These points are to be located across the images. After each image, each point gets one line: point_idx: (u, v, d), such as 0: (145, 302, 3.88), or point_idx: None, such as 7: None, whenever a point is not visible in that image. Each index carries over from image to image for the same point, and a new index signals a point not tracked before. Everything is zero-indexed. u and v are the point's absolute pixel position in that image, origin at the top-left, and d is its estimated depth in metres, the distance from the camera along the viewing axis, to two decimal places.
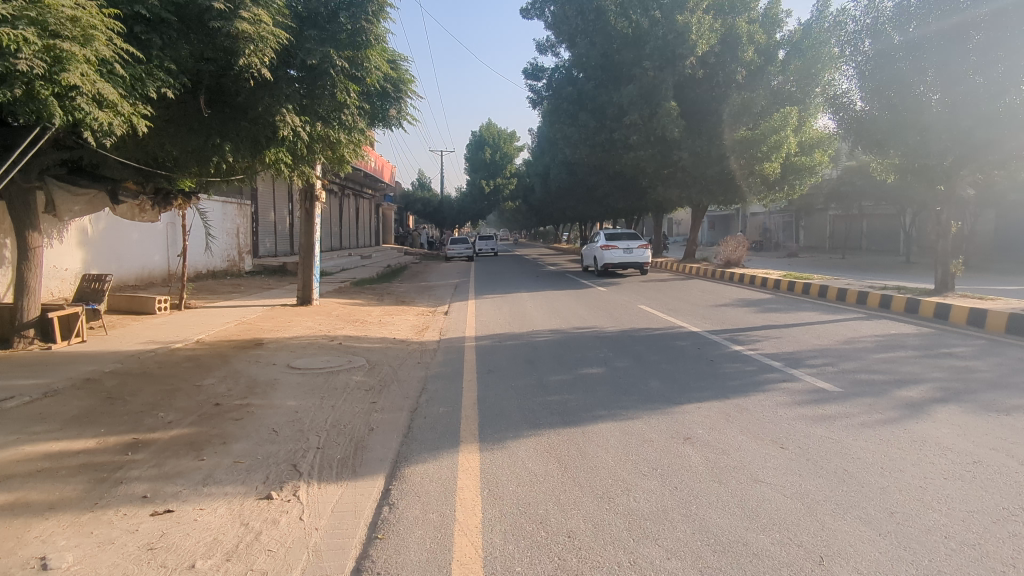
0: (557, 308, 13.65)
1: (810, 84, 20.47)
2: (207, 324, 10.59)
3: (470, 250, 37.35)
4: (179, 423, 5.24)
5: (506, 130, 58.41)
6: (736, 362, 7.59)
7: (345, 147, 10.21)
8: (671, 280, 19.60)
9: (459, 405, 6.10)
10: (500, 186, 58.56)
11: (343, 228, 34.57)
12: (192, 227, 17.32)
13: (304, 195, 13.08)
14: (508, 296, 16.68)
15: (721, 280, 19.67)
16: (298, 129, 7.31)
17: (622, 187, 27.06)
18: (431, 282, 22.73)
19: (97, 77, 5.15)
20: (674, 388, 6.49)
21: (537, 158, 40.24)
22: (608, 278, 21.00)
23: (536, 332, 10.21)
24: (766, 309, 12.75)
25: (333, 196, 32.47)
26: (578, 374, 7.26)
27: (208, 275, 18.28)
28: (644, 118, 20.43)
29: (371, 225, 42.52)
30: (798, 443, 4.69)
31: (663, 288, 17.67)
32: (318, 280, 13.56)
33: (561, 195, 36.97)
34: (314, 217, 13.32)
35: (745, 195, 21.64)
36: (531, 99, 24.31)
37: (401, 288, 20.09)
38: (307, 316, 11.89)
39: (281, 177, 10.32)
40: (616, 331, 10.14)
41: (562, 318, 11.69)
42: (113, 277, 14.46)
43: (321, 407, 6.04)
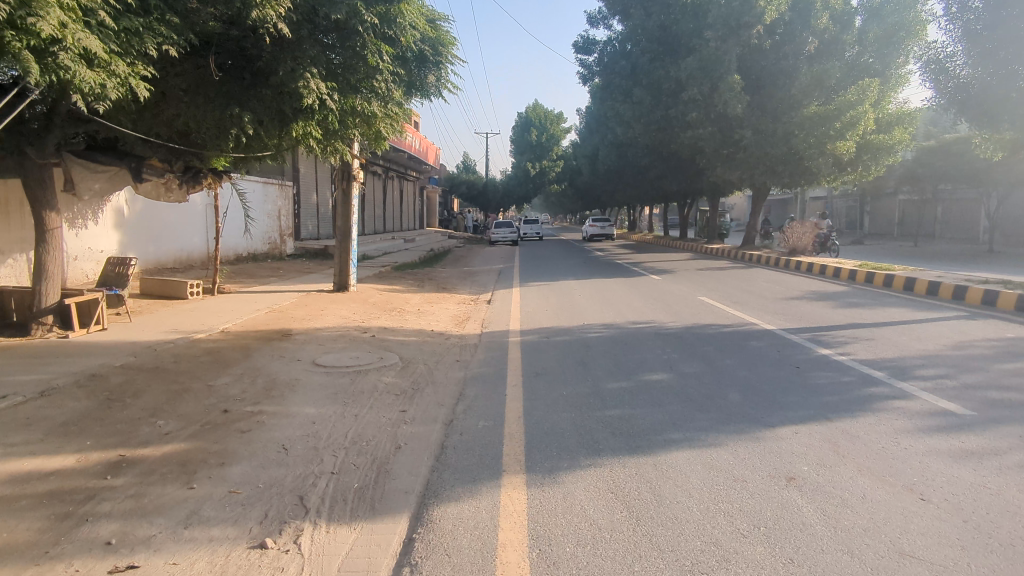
0: (609, 298, 12.59)
1: (891, 54, 18.60)
2: (236, 312, 9.98)
3: (515, 235, 36.43)
4: (175, 436, 4.48)
5: (553, 111, 57.11)
6: (829, 371, 6.44)
7: (381, 122, 9.44)
8: (731, 269, 18.25)
9: (503, 419, 5.18)
10: (546, 169, 57.36)
11: (386, 211, 34.10)
12: (231, 209, 16.88)
13: (341, 174, 12.41)
14: (555, 284, 15.68)
15: (786, 269, 18.17)
16: (323, 96, 6.51)
17: (676, 168, 25.60)
18: (475, 268, 21.91)
19: (80, 28, 4.43)
20: (761, 404, 5.40)
21: (586, 139, 38.82)
22: (661, 266, 19.76)
23: (588, 327, 9.21)
24: (845, 303, 11.40)
25: (376, 179, 31.97)
26: (642, 380, 6.26)
27: (248, 258, 17.89)
28: (703, 93, 18.91)
29: (415, 209, 42.05)
30: (943, 494, 3.59)
31: (723, 277, 16.35)
32: (355, 265, 12.85)
33: (610, 177, 35.63)
34: (351, 198, 12.61)
35: (814, 177, 19.95)
36: (582, 75, 23.04)
37: (443, 274, 19.33)
38: (342, 304, 11.19)
39: (314, 154, 9.58)
40: (679, 327, 9.05)
41: (616, 311, 10.65)
42: (151, 260, 14.11)
43: (343, 417, 5.20)
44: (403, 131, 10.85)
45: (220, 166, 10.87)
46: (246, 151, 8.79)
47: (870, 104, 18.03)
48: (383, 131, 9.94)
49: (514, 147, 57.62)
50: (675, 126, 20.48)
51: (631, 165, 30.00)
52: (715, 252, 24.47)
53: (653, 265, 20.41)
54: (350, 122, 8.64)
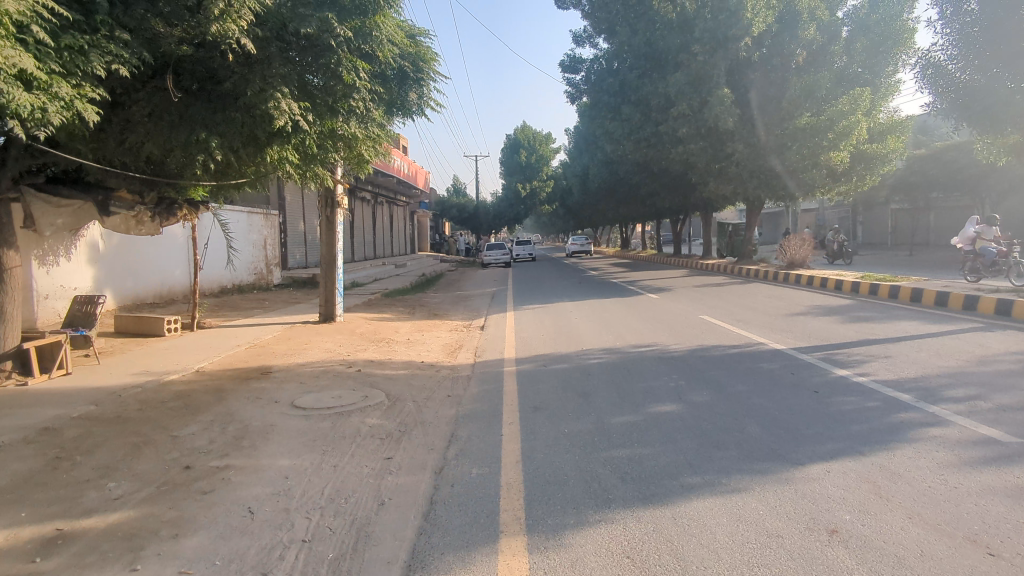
0: (606, 320, 12.10)
1: (881, 63, 18.45)
2: (214, 349, 9.43)
3: (507, 256, 36.06)
4: (125, 502, 3.92)
5: (541, 132, 57.16)
6: (851, 394, 5.95)
7: (363, 144, 9.03)
8: (729, 285, 17.85)
9: (499, 465, 4.65)
10: (537, 190, 57.23)
11: (376, 237, 33.65)
12: (214, 240, 16.37)
13: (324, 200, 11.98)
14: (549, 306, 15.19)
15: (785, 284, 17.79)
16: (296, 117, 6.07)
17: (667, 185, 25.33)
18: (467, 292, 21.41)
19: (12, 45, 3.98)
20: (783, 437, 4.90)
21: (575, 158, 38.67)
22: (657, 284, 19.33)
23: (588, 353, 8.71)
24: (853, 317, 10.96)
25: (364, 204, 31.56)
26: (650, 413, 5.74)
27: (233, 289, 17.34)
28: (693, 108, 18.65)
29: (406, 234, 41.69)
30: (1013, 547, 3.10)
31: (722, 294, 15.93)
32: (342, 294, 12.34)
33: (602, 196, 35.39)
34: (336, 225, 12.14)
35: (809, 189, 19.67)
36: (569, 93, 22.80)
37: (435, 299, 18.82)
38: (327, 336, 10.66)
39: (294, 181, 9.15)
40: (683, 350, 8.56)
41: (615, 334, 10.16)
42: (128, 295, 13.55)
43: (321, 468, 4.66)
44: (387, 154, 10.45)
45: (196, 196, 10.42)
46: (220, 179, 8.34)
47: (863, 114, 17.83)
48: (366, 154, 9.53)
49: (503, 168, 57.54)
50: (666, 142, 20.22)
51: (622, 182, 29.74)
52: (711, 268, 24.11)
53: (649, 283, 19.98)
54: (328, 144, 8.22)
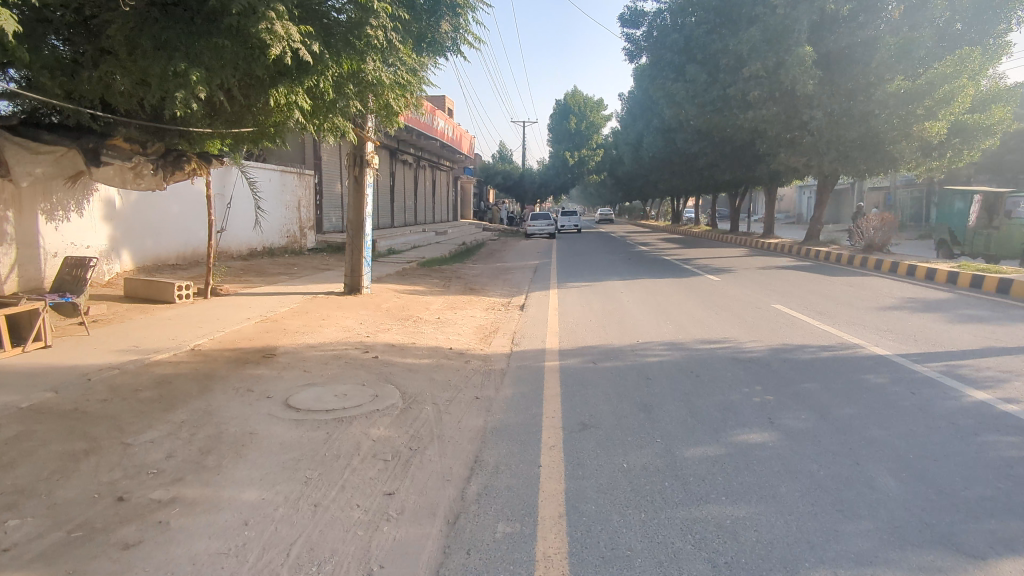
0: (662, 305, 10.64)
1: (992, 21, 15.85)
2: (222, 322, 8.43)
3: (552, 227, 34.57)
4: (11, 561, 2.83)
5: (592, 98, 54.67)
6: (1009, 433, 4.43)
7: (392, 94, 7.80)
8: (796, 269, 16.07)
9: (535, 521, 3.38)
10: (585, 158, 55.00)
11: (417, 202, 32.58)
12: (242, 199, 15.43)
13: (352, 159, 10.80)
14: (597, 285, 13.77)
15: (862, 269, 15.90)
16: (289, 43, 4.78)
17: (729, 155, 23.31)
18: (508, 264, 20.15)
19: None
20: (936, 501, 3.47)
21: (628, 125, 36.50)
22: (715, 264, 17.63)
23: (645, 349, 7.32)
24: (961, 315, 9.20)
25: (406, 168, 30.45)
26: (735, 444, 4.36)
27: (263, 253, 16.52)
28: (768, 68, 16.60)
29: (449, 200, 40.58)
30: None
31: (792, 279, 14.21)
32: (369, 264, 11.22)
33: (654, 166, 33.33)
34: (365, 187, 10.97)
35: (895, 164, 17.48)
36: (628, 51, 20.90)
37: (473, 271, 17.61)
38: (349, 311, 9.57)
39: (313, 134, 8.02)
40: (762, 351, 7.10)
41: (675, 325, 8.72)
42: (148, 255, 12.76)
43: (297, 508, 3.49)
44: (419, 105, 9.11)
45: (214, 148, 9.45)
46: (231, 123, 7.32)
47: (970, 77, 15.58)
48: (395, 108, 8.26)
49: (551, 135, 55.43)
50: (734, 107, 18.24)
51: (678, 152, 27.71)
52: (774, 248, 22.16)
53: (705, 263, 18.29)
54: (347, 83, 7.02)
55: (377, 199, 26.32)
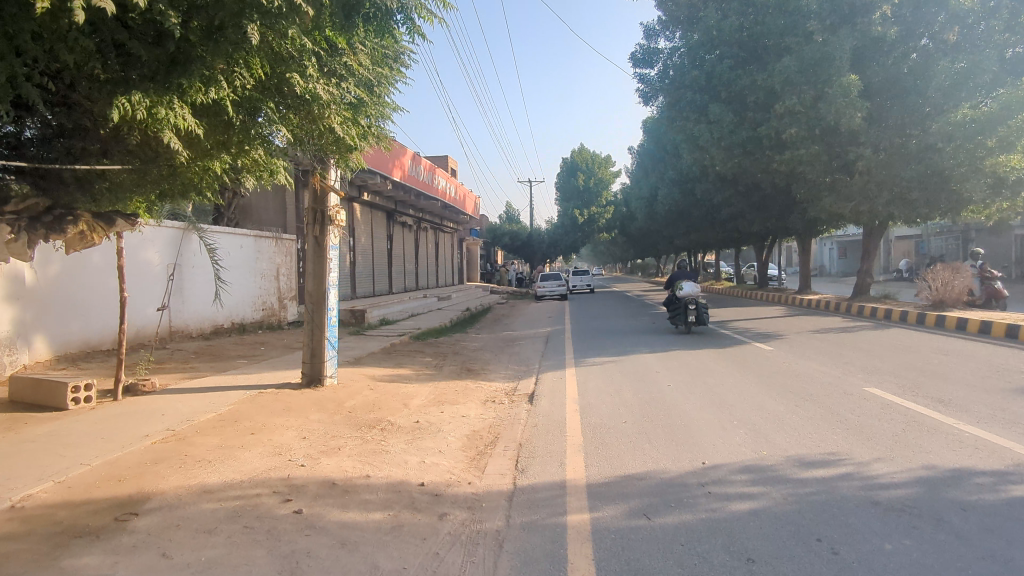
0: (716, 392, 8.03)
1: None
2: (104, 443, 5.92)
3: (563, 288, 32.32)
4: None
5: (600, 154, 53.78)
6: None
7: (340, 118, 5.72)
8: (859, 332, 13.48)
9: None
10: (595, 216, 53.36)
11: (419, 266, 30.57)
12: (200, 269, 13.30)
13: (311, 216, 8.64)
14: (624, 360, 11.24)
15: (938, 330, 13.27)
16: None
17: (757, 204, 21.19)
18: (517, 333, 17.70)
19: None
20: None
21: (640, 179, 34.92)
22: (757, 328, 15.06)
23: (722, 486, 4.68)
24: None
25: (405, 231, 28.57)
26: None
27: (229, 330, 14.23)
28: (805, 103, 14.67)
29: (453, 262, 38.60)
30: None
31: (862, 344, 11.63)
32: (334, 348, 8.78)
33: (671, 220, 31.41)
34: (330, 250, 8.72)
35: (960, 205, 15.14)
36: (643, 93, 19.11)
37: (475, 343, 15.19)
38: (297, 417, 7.06)
39: (244, 178, 5.97)
40: (913, 486, 4.47)
41: (749, 431, 6.10)
42: (75, 339, 10.46)
43: None
44: (385, 143, 7.15)
45: (137, 206, 7.40)
46: (127, 166, 5.40)
47: None
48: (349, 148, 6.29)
49: (559, 194, 54.06)
50: (768, 148, 16.14)
51: (698, 203, 25.72)
52: (817, 306, 19.58)
53: (744, 326, 15.72)
54: (267, 100, 5.12)
55: (371, 264, 24.19)
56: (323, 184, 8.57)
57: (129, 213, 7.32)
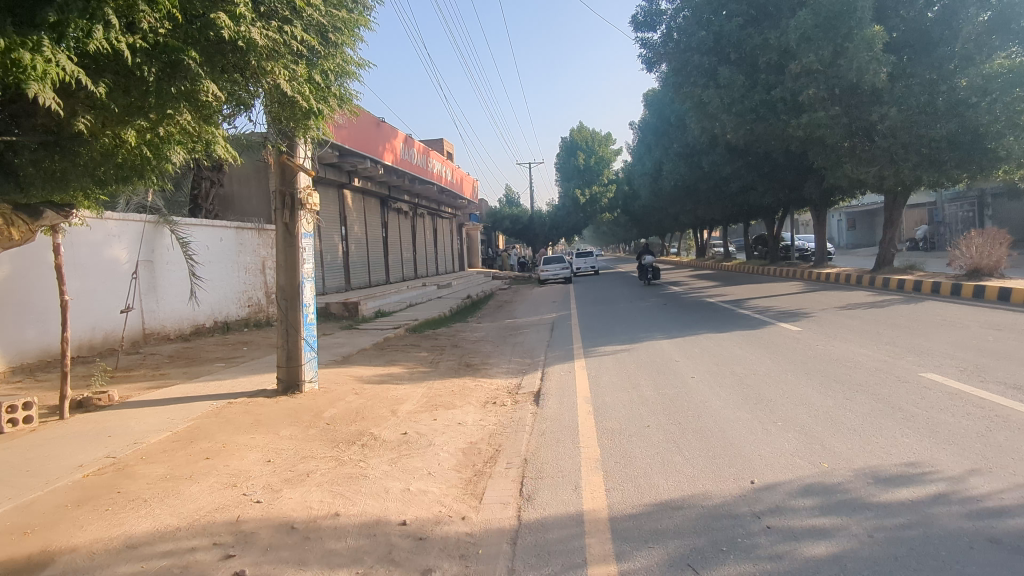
0: (749, 384, 6.99)
1: None
2: (25, 478, 4.94)
3: (567, 271, 31.26)
4: None
5: (600, 132, 52.51)
6: None
7: (285, 73, 4.65)
8: (892, 307, 12.39)
9: None
10: (598, 195, 52.16)
11: (416, 253, 29.54)
12: (175, 265, 12.30)
13: (278, 201, 7.59)
14: (637, 348, 10.21)
15: (977, 301, 12.19)
16: None
17: (769, 174, 20.03)
18: (520, 320, 16.68)
19: None
20: None
21: (643, 155, 33.70)
22: (778, 306, 14.00)
23: (784, 517, 3.66)
24: None
25: (401, 218, 27.49)
26: None
27: (211, 330, 13.24)
28: (824, 60, 13.48)
29: (453, 249, 37.59)
30: None
31: (900, 321, 10.56)
32: (311, 349, 7.76)
33: (676, 196, 30.25)
34: (302, 238, 7.67)
35: (995, 166, 13.97)
36: (646, 58, 17.84)
37: (475, 333, 14.18)
38: (265, 434, 6.05)
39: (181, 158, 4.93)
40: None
41: (800, 435, 5.06)
42: (31, 348, 9.47)
43: None
44: (353, 108, 6.09)
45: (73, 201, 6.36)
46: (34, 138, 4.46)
47: None
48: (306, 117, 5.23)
49: (560, 175, 52.92)
50: (783, 112, 14.96)
51: (706, 177, 24.57)
52: (837, 281, 18.45)
53: (763, 304, 14.65)
54: (190, 49, 4.04)
55: (366, 254, 23.15)
56: (291, 164, 7.51)
57: (62, 204, 6.29)
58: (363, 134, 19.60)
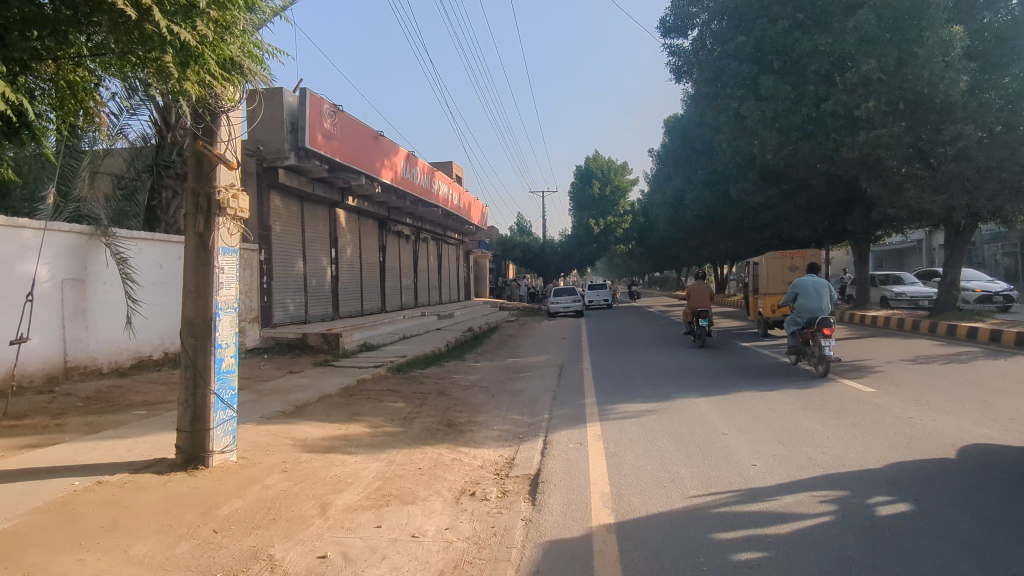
0: (846, 487, 4.75)
1: None
2: None
3: (578, 303, 29.16)
4: None
5: (618, 161, 51.03)
6: None
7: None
8: (976, 363, 10.13)
9: None
10: (612, 226, 50.34)
11: (418, 280, 27.60)
12: (113, 286, 10.37)
13: (188, 202, 5.57)
14: (667, 408, 8.01)
15: None
16: None
17: (807, 204, 17.95)
18: (524, 360, 14.52)
19: None
20: None
21: (663, 184, 31.89)
22: (830, 356, 11.73)
23: None
24: None
25: (402, 241, 25.59)
26: None
27: (158, 364, 11.21)
28: (887, 68, 11.56)
29: (459, 276, 35.62)
30: None
31: (1003, 385, 8.31)
32: (225, 407, 5.64)
33: (699, 227, 28.24)
34: (219, 252, 5.62)
35: None
36: (674, 67, 15.97)
37: (469, 376, 12.06)
38: (108, 551, 3.89)
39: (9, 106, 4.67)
40: None
41: None
42: None
43: None
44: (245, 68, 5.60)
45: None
46: None
47: None
48: (154, 51, 4.82)
49: (574, 203, 51.29)
50: (834, 129, 12.94)
51: (733, 206, 22.53)
52: (887, 326, 16.17)
53: (811, 352, 12.38)
54: None
55: (359, 279, 21.18)
56: (208, 155, 5.52)
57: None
58: (358, 148, 17.82)
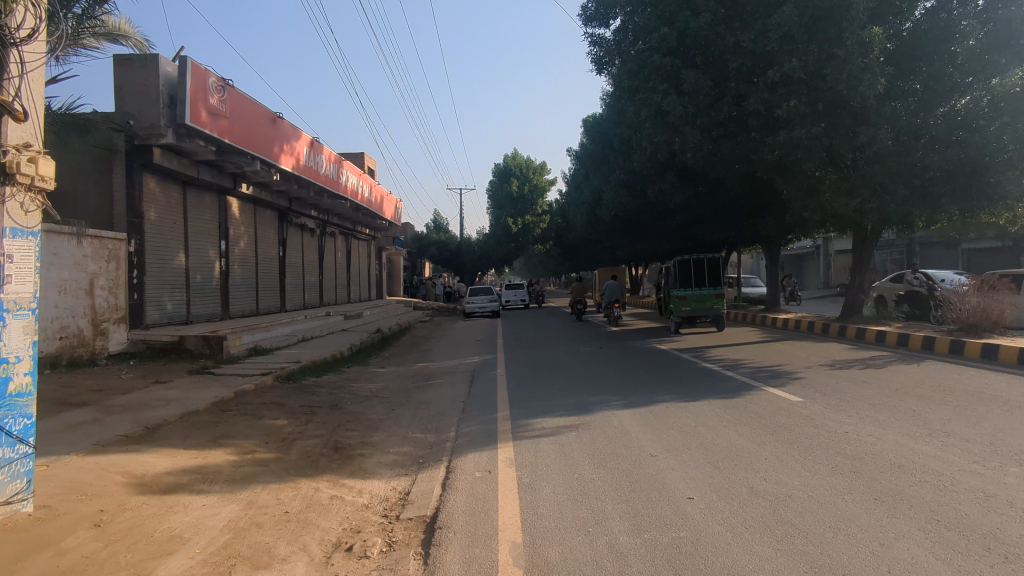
0: (802, 528, 4.00)
1: None
2: None
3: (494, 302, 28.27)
4: None
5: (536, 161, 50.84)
6: None
7: None
8: (891, 368, 10.06)
9: None
10: (530, 225, 50.01)
11: (323, 277, 25.74)
12: None
13: None
14: (588, 423, 7.15)
15: (984, 364, 10.08)
16: None
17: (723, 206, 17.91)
18: (434, 365, 13.40)
19: None
20: None
21: (580, 184, 31.68)
22: (750, 360, 11.41)
23: None
24: None
25: (305, 235, 23.70)
26: None
27: None
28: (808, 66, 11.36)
29: (371, 273, 33.84)
30: None
31: (924, 393, 8.10)
32: (14, 442, 4.20)
33: (615, 228, 28.17)
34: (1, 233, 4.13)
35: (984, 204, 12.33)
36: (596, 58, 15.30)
37: (370, 384, 10.81)
38: None
39: None
40: None
41: None
42: None
43: None
44: None
45: None
46: None
47: None
48: None
49: (492, 201, 50.55)
50: (755, 128, 12.68)
51: (651, 207, 22.37)
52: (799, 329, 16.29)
53: (729, 356, 12.05)
54: None
55: (255, 274, 19.25)
56: None
57: None
58: (252, 130, 15.99)
